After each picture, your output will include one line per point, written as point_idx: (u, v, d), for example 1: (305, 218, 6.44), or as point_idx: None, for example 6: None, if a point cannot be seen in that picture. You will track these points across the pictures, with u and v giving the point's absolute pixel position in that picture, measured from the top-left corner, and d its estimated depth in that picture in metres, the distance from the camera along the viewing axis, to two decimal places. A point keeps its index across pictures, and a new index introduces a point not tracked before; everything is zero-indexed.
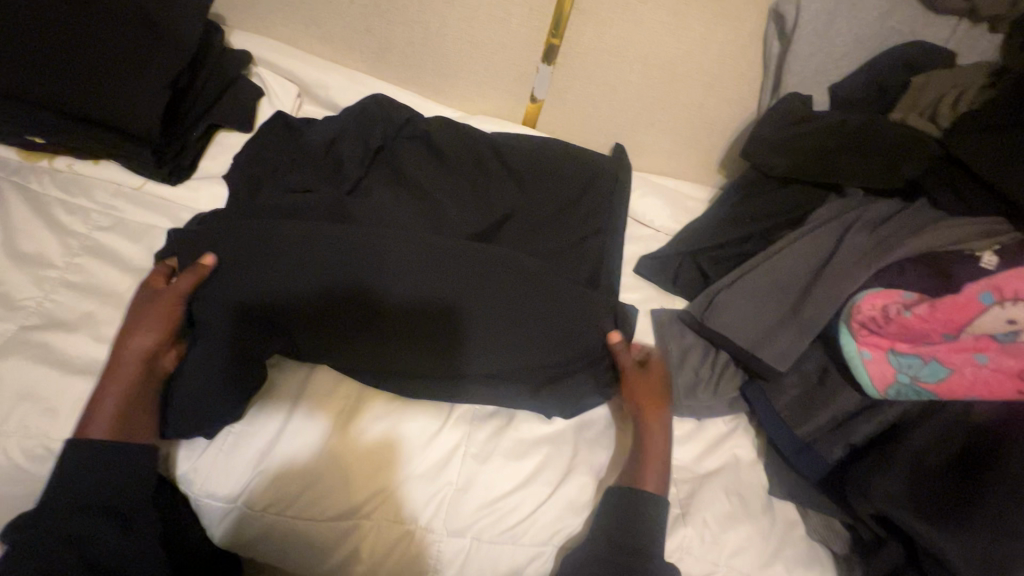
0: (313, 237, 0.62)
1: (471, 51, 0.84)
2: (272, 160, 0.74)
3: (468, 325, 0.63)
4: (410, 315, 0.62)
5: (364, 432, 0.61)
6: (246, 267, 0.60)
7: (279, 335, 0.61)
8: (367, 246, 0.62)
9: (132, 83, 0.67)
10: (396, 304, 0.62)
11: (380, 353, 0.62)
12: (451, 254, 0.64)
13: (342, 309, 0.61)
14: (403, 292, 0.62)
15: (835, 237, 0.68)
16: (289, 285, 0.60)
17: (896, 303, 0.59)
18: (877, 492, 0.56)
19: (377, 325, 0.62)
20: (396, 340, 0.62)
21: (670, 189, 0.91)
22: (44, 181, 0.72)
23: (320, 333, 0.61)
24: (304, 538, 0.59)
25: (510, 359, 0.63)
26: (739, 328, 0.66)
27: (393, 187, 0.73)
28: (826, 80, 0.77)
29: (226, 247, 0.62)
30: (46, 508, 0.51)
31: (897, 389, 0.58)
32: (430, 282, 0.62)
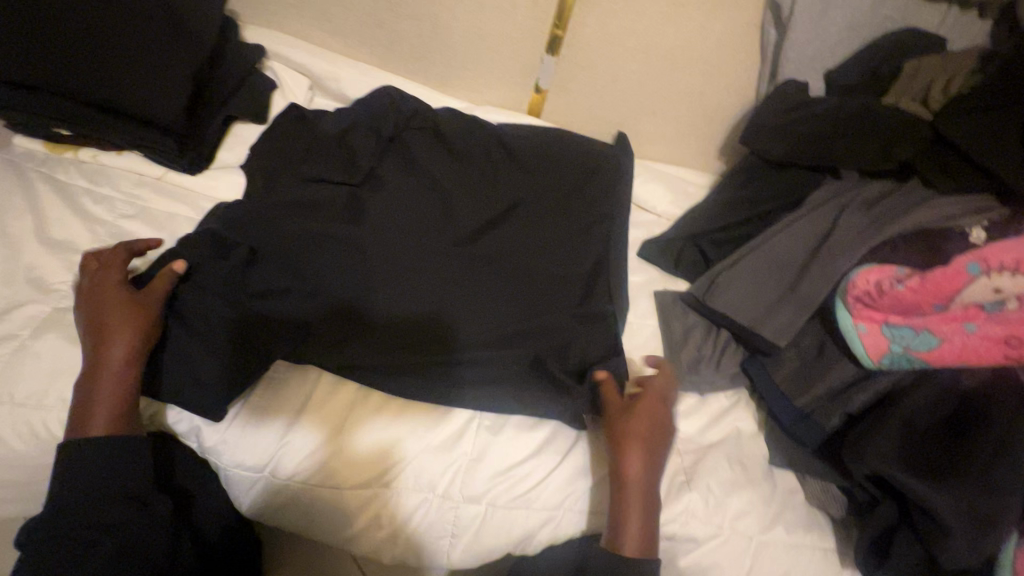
0: (322, 243, 0.67)
1: (477, 43, 0.86)
2: (287, 149, 0.76)
3: (456, 331, 0.66)
4: (401, 330, 0.65)
5: (359, 446, 0.62)
6: (269, 267, 0.66)
7: (279, 334, 0.63)
8: (371, 263, 0.67)
9: (155, 76, 0.70)
10: (391, 317, 0.65)
11: (374, 359, 0.64)
12: (445, 268, 0.69)
13: (336, 326, 0.64)
14: (388, 307, 0.65)
15: (831, 218, 0.71)
16: (294, 305, 0.64)
17: (889, 277, 0.62)
18: (872, 455, 0.58)
19: (366, 343, 0.64)
20: (386, 339, 0.65)
21: (671, 176, 0.94)
22: (70, 172, 0.75)
23: (316, 342, 0.64)
24: (328, 506, 0.62)
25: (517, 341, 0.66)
26: (739, 307, 0.69)
27: (403, 174, 0.75)
28: (821, 67, 0.80)
29: (256, 240, 0.66)
30: (74, 491, 0.53)
31: (891, 358, 0.61)
32: (415, 295, 0.66)
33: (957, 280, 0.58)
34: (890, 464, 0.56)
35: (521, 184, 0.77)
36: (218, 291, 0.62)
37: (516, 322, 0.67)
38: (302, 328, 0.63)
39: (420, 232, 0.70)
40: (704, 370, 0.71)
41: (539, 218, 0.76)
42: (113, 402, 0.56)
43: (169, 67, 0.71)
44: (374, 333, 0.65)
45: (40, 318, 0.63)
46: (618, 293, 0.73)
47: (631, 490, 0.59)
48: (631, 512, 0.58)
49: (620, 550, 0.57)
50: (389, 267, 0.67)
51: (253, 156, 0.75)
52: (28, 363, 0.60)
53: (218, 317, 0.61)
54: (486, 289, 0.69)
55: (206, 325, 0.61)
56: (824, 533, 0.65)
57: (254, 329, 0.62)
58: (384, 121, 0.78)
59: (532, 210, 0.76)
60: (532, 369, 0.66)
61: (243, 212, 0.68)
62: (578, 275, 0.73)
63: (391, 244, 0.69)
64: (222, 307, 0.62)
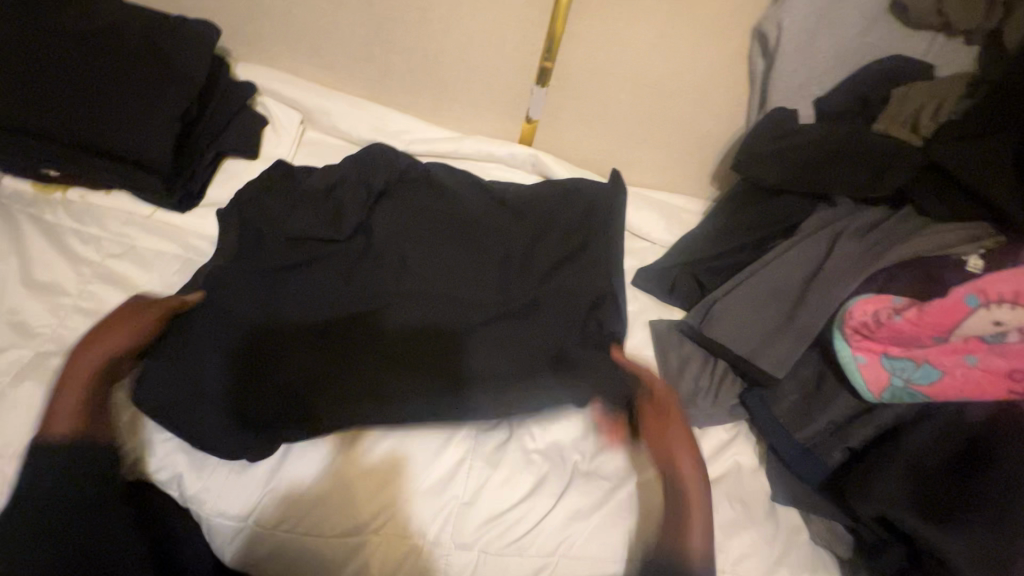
0: (325, 258, 0.71)
1: (467, 75, 0.87)
2: (277, 197, 0.75)
3: (465, 348, 0.67)
4: (414, 337, 0.67)
5: (370, 452, 0.62)
6: (276, 283, 0.68)
7: (297, 338, 0.65)
8: (371, 274, 0.71)
9: (142, 116, 0.70)
10: (400, 327, 0.68)
11: (384, 375, 0.64)
12: (449, 276, 0.72)
13: (342, 329, 0.67)
14: (400, 316, 0.68)
15: (824, 246, 0.70)
16: (300, 311, 0.67)
17: (886, 308, 0.60)
18: (877, 494, 0.57)
19: (381, 355, 0.66)
20: (387, 360, 0.65)
21: (664, 203, 0.93)
22: (59, 212, 0.74)
23: (326, 353, 0.65)
24: (315, 556, 0.59)
25: (517, 366, 0.67)
26: (736, 337, 0.68)
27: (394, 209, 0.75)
28: (811, 94, 0.80)
29: (259, 263, 0.69)
30: None
31: (892, 392, 0.59)
32: (418, 306, 0.69)
33: (956, 313, 0.56)
34: (898, 506, 0.55)
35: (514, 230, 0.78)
36: (232, 320, 0.65)
37: (516, 354, 0.67)
38: (307, 340, 0.65)
39: (417, 254, 0.72)
40: (701, 403, 0.70)
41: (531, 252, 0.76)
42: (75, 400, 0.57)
43: (158, 107, 0.71)
44: (382, 348, 0.66)
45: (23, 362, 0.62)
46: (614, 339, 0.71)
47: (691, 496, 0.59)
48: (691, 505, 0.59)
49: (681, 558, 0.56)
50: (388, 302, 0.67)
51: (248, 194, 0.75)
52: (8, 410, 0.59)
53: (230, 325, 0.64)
54: (481, 317, 0.69)
55: (218, 330, 0.64)
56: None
57: (268, 344, 0.65)
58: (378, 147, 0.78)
59: (526, 242, 0.75)
60: (527, 398, 0.65)
61: (246, 247, 0.69)
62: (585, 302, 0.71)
63: (384, 279, 0.71)
64: (233, 317, 0.65)
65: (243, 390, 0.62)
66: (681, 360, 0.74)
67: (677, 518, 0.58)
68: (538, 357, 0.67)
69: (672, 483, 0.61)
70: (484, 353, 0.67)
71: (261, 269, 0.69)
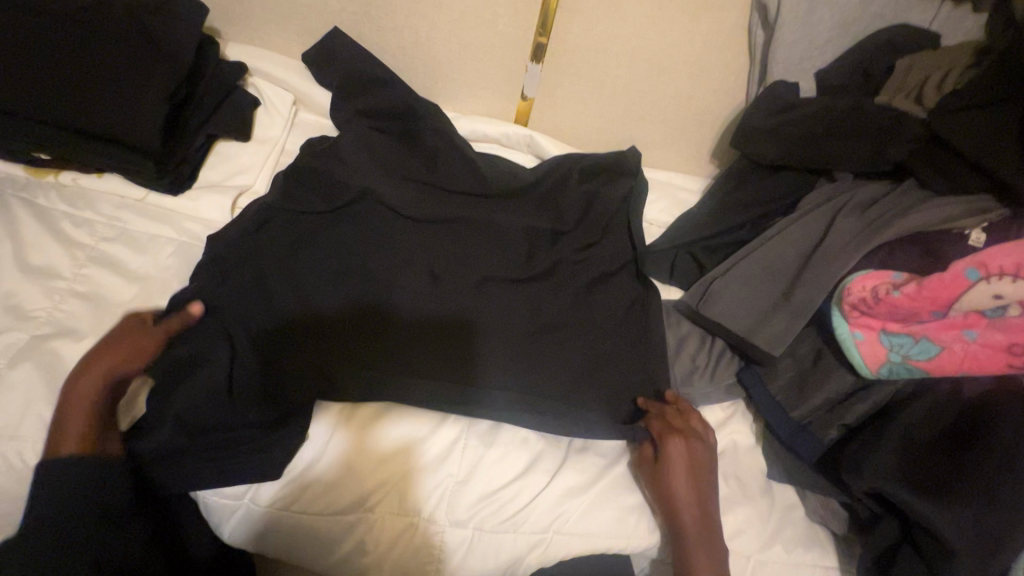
0: (330, 252, 0.71)
1: (460, 51, 0.85)
2: (310, 176, 0.76)
3: (481, 328, 0.69)
4: (422, 330, 0.68)
5: (374, 430, 0.63)
6: (282, 270, 0.69)
7: (314, 331, 0.66)
8: (373, 258, 0.71)
9: (133, 96, 0.70)
10: (412, 315, 0.68)
11: (400, 363, 0.65)
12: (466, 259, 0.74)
13: (356, 322, 0.67)
14: (415, 302, 0.69)
15: (822, 225, 0.69)
16: (319, 303, 0.67)
17: (886, 284, 0.60)
18: (868, 468, 0.56)
19: (396, 342, 0.66)
20: (405, 340, 0.67)
21: (662, 183, 0.92)
22: (51, 196, 0.74)
23: (348, 337, 0.66)
24: (311, 533, 0.60)
25: (518, 358, 0.68)
26: (734, 315, 0.67)
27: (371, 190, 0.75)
28: (812, 66, 0.78)
29: (269, 252, 0.69)
30: None
31: (890, 368, 0.59)
32: (432, 298, 0.69)
33: (955, 286, 0.56)
34: (892, 481, 0.55)
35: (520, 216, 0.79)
36: (253, 304, 0.66)
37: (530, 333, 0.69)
38: (332, 321, 0.67)
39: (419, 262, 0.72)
40: (697, 382, 0.70)
41: (525, 236, 0.77)
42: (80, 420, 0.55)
43: (147, 86, 0.70)
44: (404, 327, 0.67)
45: (17, 346, 0.62)
46: (622, 326, 0.73)
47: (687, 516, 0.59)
48: (692, 543, 0.58)
49: None
50: (385, 284, 0.69)
51: (266, 182, 0.81)
52: (5, 393, 0.59)
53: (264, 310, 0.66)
54: (476, 280, 0.71)
55: (232, 327, 0.64)
56: (825, 550, 0.62)
57: (278, 340, 0.65)
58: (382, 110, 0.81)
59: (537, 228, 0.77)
60: (531, 381, 0.67)
61: (255, 233, 0.70)
62: (599, 322, 0.72)
63: (383, 267, 0.71)
64: (247, 318, 0.65)
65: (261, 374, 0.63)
66: (678, 339, 0.73)
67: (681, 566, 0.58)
68: (545, 342, 0.70)
69: (679, 531, 0.59)
70: (494, 330, 0.69)
71: (254, 268, 0.68)
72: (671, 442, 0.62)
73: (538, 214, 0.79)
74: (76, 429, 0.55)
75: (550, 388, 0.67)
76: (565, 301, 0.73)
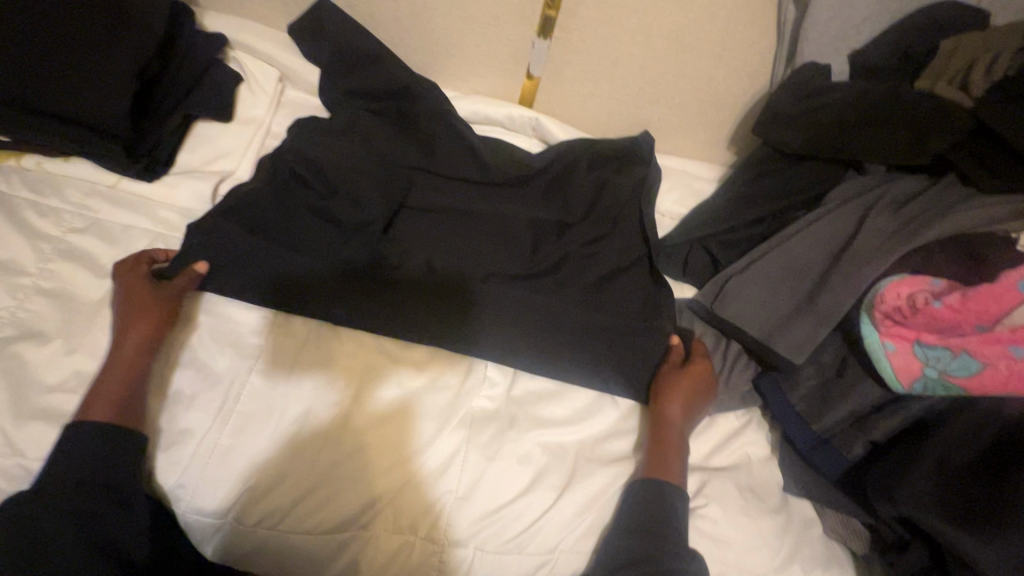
0: (328, 217, 0.68)
1: (461, 25, 0.78)
2: (308, 150, 0.70)
3: (479, 294, 0.66)
4: (426, 285, 0.66)
5: (368, 447, 0.58)
6: (273, 242, 0.65)
7: (314, 289, 0.64)
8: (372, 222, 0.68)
9: (100, 77, 0.64)
10: (414, 274, 0.66)
11: (405, 320, 0.64)
12: (471, 244, 0.70)
13: (364, 278, 0.65)
14: (420, 258, 0.68)
15: (854, 222, 0.64)
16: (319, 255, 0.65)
17: (923, 291, 0.56)
18: (903, 495, 0.53)
19: (394, 300, 0.65)
20: (400, 297, 0.65)
21: (675, 171, 0.86)
22: (13, 182, 0.67)
23: (344, 319, 0.63)
24: (301, 551, 0.56)
25: (517, 308, 0.65)
26: (751, 318, 0.63)
27: (361, 178, 0.69)
28: (846, 47, 0.72)
29: (265, 235, 0.65)
30: None
31: (924, 383, 0.55)
32: (438, 253, 0.69)
33: (1006, 298, 0.52)
34: (924, 508, 0.51)
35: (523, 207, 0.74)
36: (242, 279, 0.63)
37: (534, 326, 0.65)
38: (316, 286, 0.64)
39: (424, 229, 0.70)
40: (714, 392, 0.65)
41: (530, 228, 0.72)
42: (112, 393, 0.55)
43: (114, 64, 0.64)
44: (409, 291, 0.65)
45: None
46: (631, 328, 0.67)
47: (670, 439, 0.60)
48: (671, 452, 0.60)
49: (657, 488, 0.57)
50: (393, 245, 0.69)
51: (250, 166, 0.74)
52: None
53: (258, 274, 0.63)
54: (478, 275, 0.67)
55: (242, 275, 0.63)
56: (843, 570, 0.59)
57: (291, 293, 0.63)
58: (378, 89, 0.75)
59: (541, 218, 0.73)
60: (545, 367, 0.64)
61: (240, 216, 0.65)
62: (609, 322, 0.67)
63: (396, 234, 0.69)
64: (248, 269, 0.63)
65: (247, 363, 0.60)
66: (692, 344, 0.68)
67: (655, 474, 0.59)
68: (555, 312, 0.66)
69: (663, 444, 0.60)
70: (494, 320, 0.65)
71: (239, 254, 0.63)
72: (702, 366, 0.64)
73: (544, 205, 0.74)
74: (110, 393, 0.55)
75: (555, 365, 0.64)
76: (572, 295, 0.68)
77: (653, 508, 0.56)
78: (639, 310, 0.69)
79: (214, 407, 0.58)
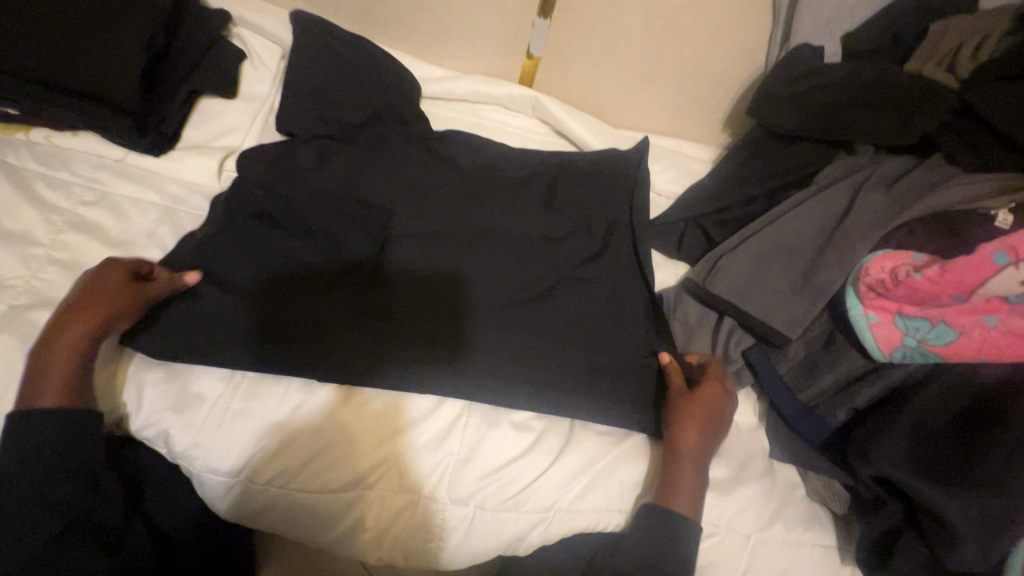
0: (334, 195, 0.70)
1: (463, 4, 0.79)
2: (312, 147, 0.73)
3: (468, 290, 0.67)
4: (413, 284, 0.67)
5: (365, 416, 0.61)
6: (285, 224, 0.67)
7: (308, 284, 0.65)
8: (380, 204, 0.71)
9: (106, 49, 0.65)
10: (404, 273, 0.68)
11: (404, 313, 0.65)
12: (468, 234, 0.71)
13: (349, 275, 0.66)
14: (410, 243, 0.69)
15: (845, 200, 0.66)
16: (302, 256, 0.66)
17: (906, 264, 0.59)
18: (879, 455, 0.56)
19: (389, 290, 0.67)
20: (390, 306, 0.66)
21: (671, 152, 0.89)
22: (22, 154, 0.68)
23: (326, 333, 0.62)
24: (308, 510, 0.59)
25: (512, 291, 0.68)
26: (743, 293, 0.65)
27: (369, 167, 0.74)
28: (838, 30, 0.74)
29: (273, 211, 0.67)
30: None
31: (903, 352, 0.58)
32: (438, 239, 0.70)
33: (983, 270, 0.55)
34: (899, 467, 0.54)
35: (523, 186, 0.76)
36: (251, 257, 0.65)
37: (531, 299, 0.68)
38: (316, 279, 0.65)
39: (424, 207, 0.72)
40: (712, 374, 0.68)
41: (529, 206, 0.74)
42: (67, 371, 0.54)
43: (121, 38, 0.65)
44: (393, 307, 0.66)
45: None
46: (627, 303, 0.70)
47: (683, 460, 0.60)
48: (683, 474, 0.59)
49: (668, 511, 0.57)
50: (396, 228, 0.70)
51: (255, 141, 0.76)
52: None
53: (259, 263, 0.65)
54: (480, 251, 0.70)
55: (241, 267, 0.64)
56: (824, 529, 0.63)
57: (276, 292, 0.64)
58: (385, 78, 0.79)
59: (540, 199, 0.75)
60: (542, 349, 0.66)
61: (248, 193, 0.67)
62: (603, 297, 0.70)
63: (397, 216, 0.71)
64: (252, 260, 0.65)
65: (255, 336, 0.61)
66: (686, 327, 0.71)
67: (668, 495, 0.59)
68: (550, 298, 0.69)
69: (674, 461, 0.60)
70: (489, 314, 0.67)
71: (252, 236, 0.66)
72: (713, 384, 0.64)
73: (543, 183, 0.76)
74: (65, 373, 0.54)
75: (554, 342, 0.66)
76: (569, 272, 0.71)
77: (660, 528, 0.57)
78: (635, 286, 0.71)
79: (228, 372, 0.61)
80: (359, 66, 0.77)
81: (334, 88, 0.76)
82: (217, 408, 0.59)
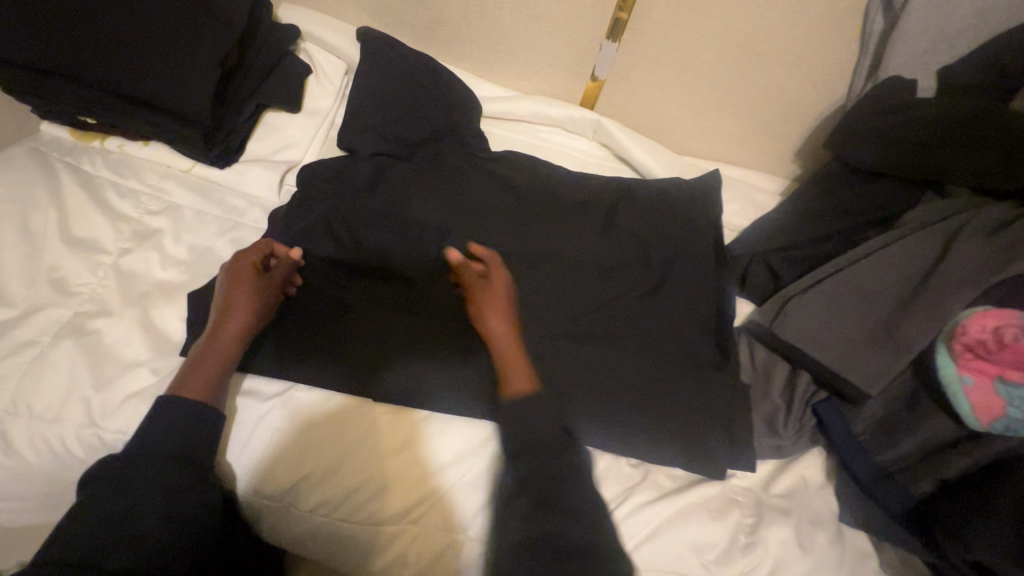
0: (398, 209, 0.70)
1: (529, 25, 0.78)
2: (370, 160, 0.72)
3: (528, 315, 0.65)
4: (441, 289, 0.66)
5: (410, 449, 0.59)
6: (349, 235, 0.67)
7: (369, 287, 0.65)
8: (438, 225, 0.69)
9: (177, 61, 0.66)
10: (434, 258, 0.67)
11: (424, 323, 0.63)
12: (527, 258, 0.69)
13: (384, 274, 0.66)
14: None
15: (935, 246, 0.60)
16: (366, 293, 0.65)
17: (1013, 326, 0.54)
18: (977, 540, 0.52)
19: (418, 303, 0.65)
20: (435, 335, 0.63)
21: (736, 182, 0.85)
22: (97, 163, 0.71)
23: (376, 339, 0.62)
24: (351, 540, 0.58)
25: (569, 319, 0.66)
26: (816, 342, 0.60)
27: (428, 183, 0.72)
28: (934, 62, 0.68)
29: (339, 225, 0.67)
30: None
31: (1005, 424, 0.52)
32: (497, 262, 0.68)
33: None
34: (1002, 557, 0.51)
35: (583, 211, 0.73)
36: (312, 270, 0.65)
37: (589, 329, 0.66)
38: (371, 298, 0.65)
39: (480, 225, 0.70)
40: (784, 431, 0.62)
41: (591, 233, 0.71)
42: (211, 369, 0.55)
43: (195, 53, 0.66)
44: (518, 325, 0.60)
45: (61, 323, 0.60)
46: (688, 341, 0.66)
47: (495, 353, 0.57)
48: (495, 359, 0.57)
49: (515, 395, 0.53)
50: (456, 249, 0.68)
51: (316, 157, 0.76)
52: (47, 370, 0.57)
53: (314, 282, 0.65)
54: (537, 275, 0.68)
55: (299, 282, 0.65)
56: None
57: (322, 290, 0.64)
58: (446, 94, 0.78)
59: (599, 225, 0.72)
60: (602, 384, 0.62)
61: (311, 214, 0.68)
62: (662, 334, 0.66)
63: (455, 236, 0.69)
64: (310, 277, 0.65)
65: (306, 344, 0.61)
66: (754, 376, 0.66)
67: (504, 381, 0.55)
68: (608, 328, 0.66)
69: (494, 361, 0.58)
70: (542, 345, 0.63)
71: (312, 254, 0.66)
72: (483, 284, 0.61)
73: (603, 210, 0.74)
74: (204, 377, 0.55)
75: (609, 377, 0.63)
76: (629, 305, 0.68)
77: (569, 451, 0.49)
78: (698, 325, 0.67)
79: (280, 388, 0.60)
80: (422, 83, 0.77)
81: (396, 104, 0.75)
82: (266, 431, 0.58)
